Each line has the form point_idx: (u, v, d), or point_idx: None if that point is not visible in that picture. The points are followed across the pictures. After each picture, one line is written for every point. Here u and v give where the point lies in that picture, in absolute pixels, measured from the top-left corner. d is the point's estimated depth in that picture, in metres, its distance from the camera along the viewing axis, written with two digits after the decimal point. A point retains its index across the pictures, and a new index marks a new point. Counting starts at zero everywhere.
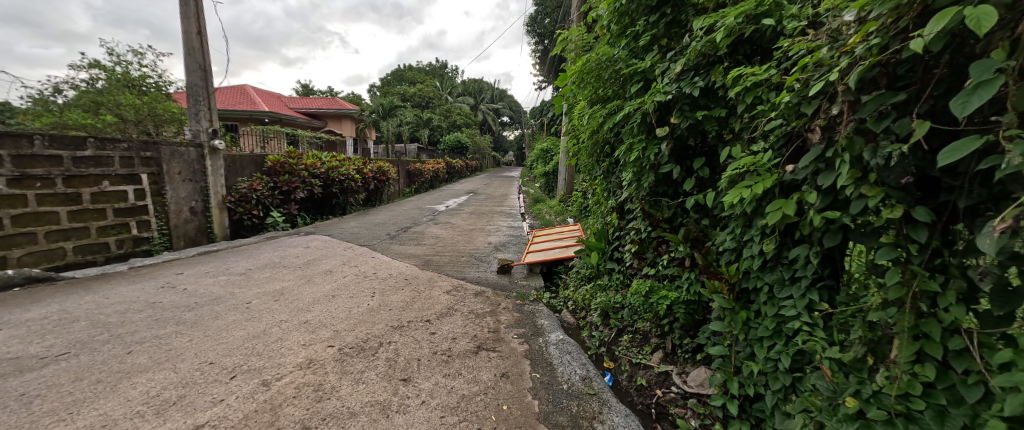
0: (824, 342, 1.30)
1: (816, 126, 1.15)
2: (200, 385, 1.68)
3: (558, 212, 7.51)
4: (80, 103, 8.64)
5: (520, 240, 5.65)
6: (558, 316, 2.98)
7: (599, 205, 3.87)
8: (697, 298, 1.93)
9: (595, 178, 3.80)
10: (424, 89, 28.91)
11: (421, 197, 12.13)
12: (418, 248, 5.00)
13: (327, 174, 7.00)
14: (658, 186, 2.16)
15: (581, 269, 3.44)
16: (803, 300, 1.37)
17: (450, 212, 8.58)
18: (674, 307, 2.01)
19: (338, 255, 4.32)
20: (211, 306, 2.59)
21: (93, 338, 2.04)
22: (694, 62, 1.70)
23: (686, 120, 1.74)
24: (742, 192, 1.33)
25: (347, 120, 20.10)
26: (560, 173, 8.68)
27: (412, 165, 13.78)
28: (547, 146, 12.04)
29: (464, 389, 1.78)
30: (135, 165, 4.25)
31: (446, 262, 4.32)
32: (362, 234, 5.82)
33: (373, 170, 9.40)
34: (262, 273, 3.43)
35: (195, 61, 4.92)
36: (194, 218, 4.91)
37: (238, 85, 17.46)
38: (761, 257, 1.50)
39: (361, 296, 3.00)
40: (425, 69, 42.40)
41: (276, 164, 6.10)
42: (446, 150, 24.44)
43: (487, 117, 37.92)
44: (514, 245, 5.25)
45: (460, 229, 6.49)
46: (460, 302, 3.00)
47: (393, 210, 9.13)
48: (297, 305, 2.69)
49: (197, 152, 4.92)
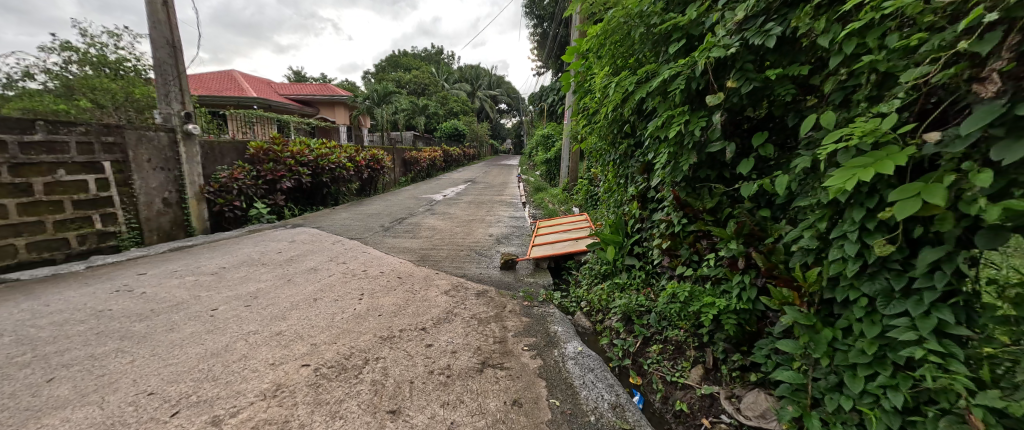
0: (967, 381, 0.95)
1: (993, 71, 0.81)
2: (130, 426, 1.31)
3: (563, 201, 7.12)
4: (52, 88, 8.13)
5: (523, 232, 5.28)
6: (572, 320, 2.62)
7: (613, 194, 3.51)
8: (752, 306, 1.57)
9: (609, 163, 3.44)
10: (418, 75, 28.20)
11: (417, 186, 11.72)
12: (414, 241, 4.62)
13: (316, 162, 6.57)
14: (698, 171, 1.79)
15: (595, 265, 3.08)
16: (928, 320, 1.02)
17: (447, 202, 8.17)
18: (721, 317, 1.66)
19: (325, 250, 3.94)
20: (169, 314, 2.22)
21: (11, 361, 1.66)
22: (765, 5, 1.30)
23: (749, 83, 1.36)
24: (858, 171, 0.96)
25: (341, 106, 19.47)
26: (563, 160, 8.25)
27: (408, 153, 13.31)
28: (547, 133, 11.57)
29: (468, 424, 1.42)
30: (96, 151, 3.82)
31: (444, 257, 3.94)
32: (353, 226, 5.44)
33: (365, 158, 8.97)
34: (237, 272, 3.05)
35: (162, 35, 4.43)
36: (168, 209, 4.54)
37: (226, 71, 16.82)
38: (861, 261, 1.13)
39: (348, 298, 2.63)
40: (420, 54, 41.30)
41: (259, 151, 5.66)
42: (443, 137, 23.90)
43: (484, 104, 37.19)
44: (516, 237, 4.88)
45: (458, 220, 6.11)
46: (460, 305, 2.64)
47: (388, 200, 8.72)
48: (271, 312, 2.31)
49: (169, 137, 4.52)
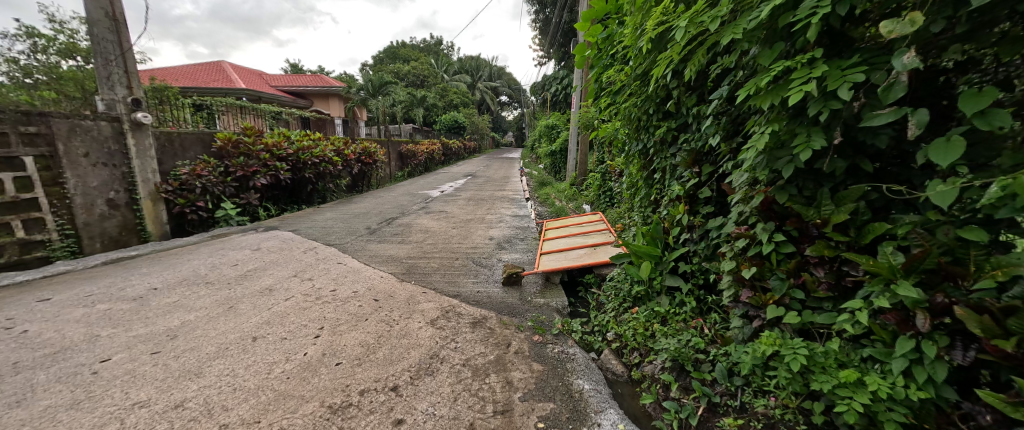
0: None
1: None
2: None
3: (571, 197, 6.44)
4: (14, 78, 7.47)
5: (528, 234, 4.62)
6: (599, 362, 1.97)
7: (644, 194, 2.84)
8: (941, 396, 0.91)
9: (637, 155, 2.77)
10: (417, 67, 27.50)
11: (413, 181, 11.07)
12: (401, 248, 3.96)
13: (297, 156, 5.93)
14: (820, 162, 1.13)
15: (623, 284, 2.43)
16: None
17: (444, 199, 7.52)
18: (876, 407, 0.98)
19: (293, 261, 3.29)
20: (37, 369, 1.58)
21: None
22: None
23: None
24: None
25: (335, 98, 18.72)
26: (571, 152, 7.56)
27: (404, 146, 12.62)
28: (552, 123, 10.86)
29: None
30: (13, 144, 3.20)
31: (435, 268, 3.30)
32: (336, 228, 4.79)
33: (356, 152, 8.31)
34: (169, 296, 2.41)
35: (99, 6, 3.74)
36: (114, 212, 3.91)
37: (215, 63, 16.12)
38: None
39: (302, 334, 1.99)
40: (419, 46, 40.30)
41: (228, 143, 5.02)
42: (443, 130, 23.24)
43: (485, 96, 36.36)
44: (520, 241, 4.23)
45: (455, 220, 5.45)
46: (449, 343, 2.00)
47: (381, 197, 8.09)
48: (184, 363, 1.67)
49: (113, 127, 3.88)
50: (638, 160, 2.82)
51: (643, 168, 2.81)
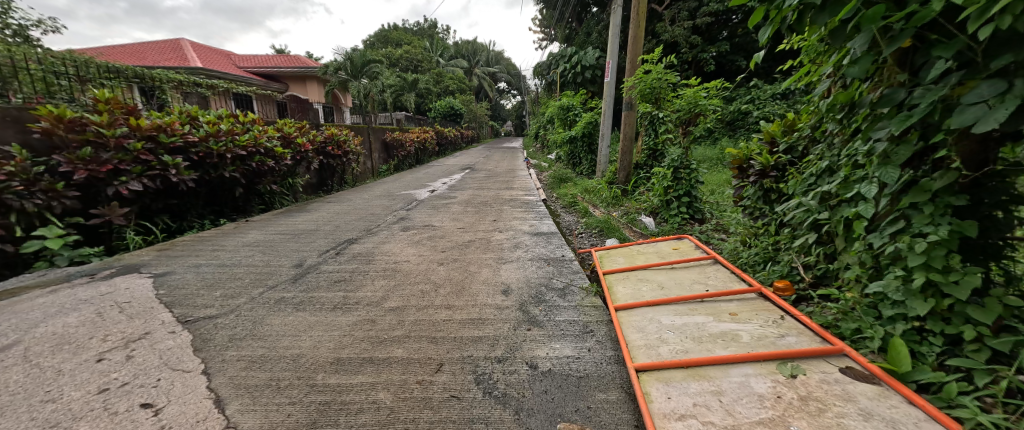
0: None
1: None
2: None
3: (614, 204, 4.48)
4: None
5: (567, 275, 2.70)
6: None
7: (936, 214, 1.13)
8: None
9: (901, 117, 1.12)
10: (410, 50, 25.43)
11: (399, 177, 9.10)
12: (330, 327, 1.98)
13: (206, 147, 3.96)
14: None
15: None
16: None
17: (433, 203, 5.58)
18: None
19: (4, 412, 1.30)
20: None
21: None
22: None
23: None
24: None
25: (313, 80, 16.44)
26: (605, 139, 5.59)
27: (389, 134, 10.59)
28: (567, 104, 8.94)
29: None
30: None
31: (383, 414, 1.36)
32: (242, 268, 2.85)
33: (317, 140, 6.29)
34: None
35: None
36: None
37: (173, 41, 14.02)
38: None
39: None
40: (412, 30, 37.74)
41: (62, 123, 3.01)
42: (438, 117, 21.29)
43: (483, 82, 34.32)
44: (558, 299, 2.29)
45: (444, 243, 3.52)
46: None
47: (352, 200, 6.14)
48: None
49: None
50: (949, 136, 1.03)
51: (962, 141, 1.10)
